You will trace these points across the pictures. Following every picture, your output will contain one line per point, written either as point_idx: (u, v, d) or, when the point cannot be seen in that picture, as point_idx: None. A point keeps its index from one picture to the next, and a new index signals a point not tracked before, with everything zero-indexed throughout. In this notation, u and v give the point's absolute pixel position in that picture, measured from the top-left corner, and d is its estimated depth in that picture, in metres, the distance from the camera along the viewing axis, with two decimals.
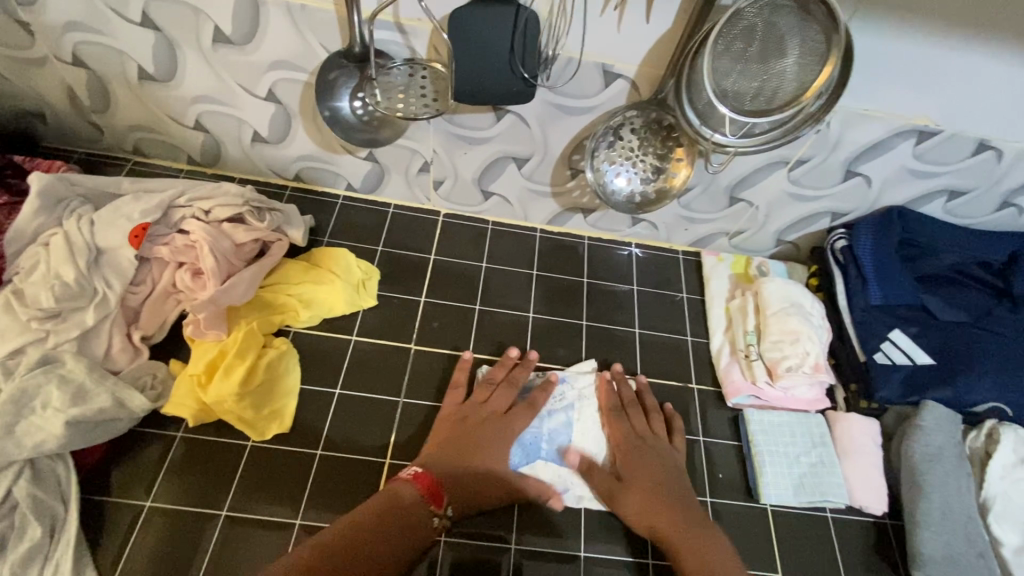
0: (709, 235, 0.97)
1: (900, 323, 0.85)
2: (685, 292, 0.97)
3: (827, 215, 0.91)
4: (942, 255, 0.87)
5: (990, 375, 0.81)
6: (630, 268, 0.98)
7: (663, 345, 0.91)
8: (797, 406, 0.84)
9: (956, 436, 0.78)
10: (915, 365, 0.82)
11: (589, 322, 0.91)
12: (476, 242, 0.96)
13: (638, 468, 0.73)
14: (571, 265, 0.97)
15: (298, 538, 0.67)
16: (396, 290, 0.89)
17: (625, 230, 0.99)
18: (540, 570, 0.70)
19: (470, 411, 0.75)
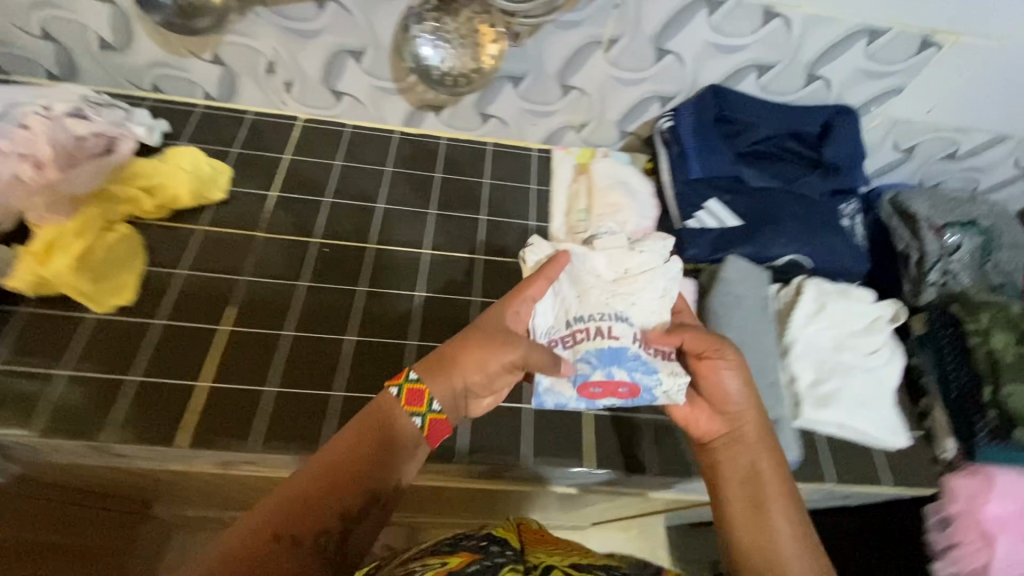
0: (557, 129, 1.04)
1: (716, 193, 0.92)
2: (535, 183, 1.02)
3: (656, 100, 0.97)
4: (758, 129, 0.94)
5: (792, 230, 0.88)
6: (483, 163, 1.04)
7: (506, 227, 0.97)
8: None
9: (757, 286, 0.86)
10: (725, 227, 0.89)
11: (437, 211, 0.97)
12: (333, 144, 1.01)
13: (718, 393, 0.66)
14: (426, 161, 1.02)
15: (132, 393, 0.74)
16: (249, 186, 0.94)
17: (478, 129, 1.04)
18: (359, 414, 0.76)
19: (496, 328, 0.65)
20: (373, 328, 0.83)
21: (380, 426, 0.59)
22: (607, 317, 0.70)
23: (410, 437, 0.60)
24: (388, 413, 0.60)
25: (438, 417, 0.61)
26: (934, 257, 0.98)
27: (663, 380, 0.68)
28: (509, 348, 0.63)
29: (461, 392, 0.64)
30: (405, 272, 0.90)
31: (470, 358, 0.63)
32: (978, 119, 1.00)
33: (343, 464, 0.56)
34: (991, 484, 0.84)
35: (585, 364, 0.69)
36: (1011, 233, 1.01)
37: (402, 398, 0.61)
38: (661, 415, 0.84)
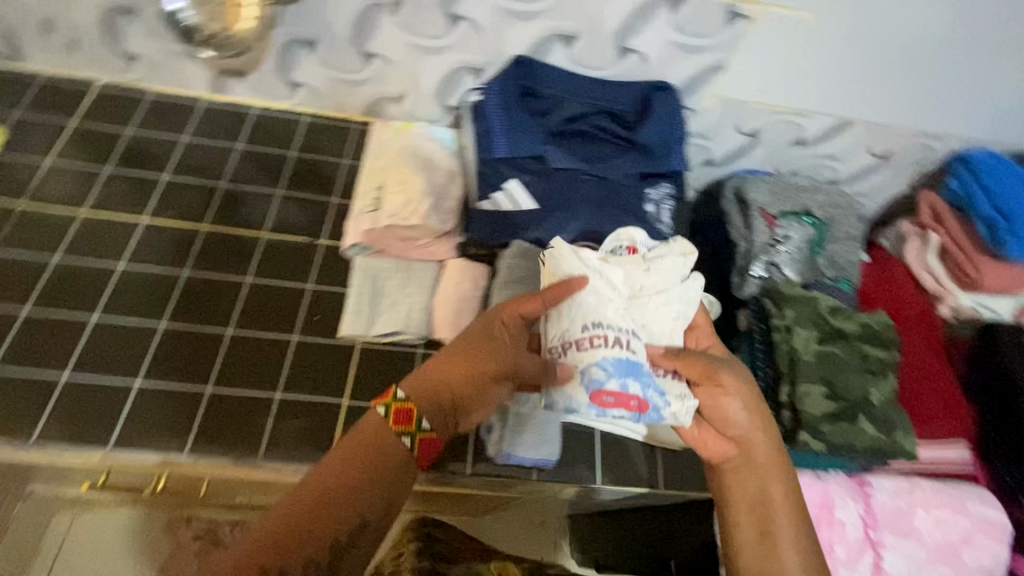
0: (375, 101, 0.97)
1: (518, 173, 0.86)
2: (345, 158, 0.97)
3: (467, 71, 0.90)
4: (569, 106, 0.88)
5: (585, 213, 0.83)
6: (295, 136, 0.98)
7: (302, 204, 0.92)
8: (408, 254, 0.85)
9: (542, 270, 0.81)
10: (518, 210, 0.84)
11: (228, 185, 0.92)
12: (131, 110, 0.95)
13: (720, 418, 0.62)
14: (230, 132, 0.97)
15: None
16: (23, 151, 0.89)
17: (291, 99, 0.98)
18: (83, 397, 0.72)
19: (486, 339, 0.60)
20: (124, 308, 0.79)
21: (370, 447, 0.56)
22: (626, 328, 0.58)
23: (398, 459, 0.56)
24: (367, 432, 0.56)
25: (428, 436, 0.58)
26: (761, 250, 0.93)
27: (672, 401, 0.59)
28: (494, 357, 0.59)
29: (451, 409, 0.59)
30: (177, 248, 0.85)
31: (454, 373, 0.59)
32: (815, 101, 0.94)
33: (321, 484, 0.53)
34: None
35: (599, 370, 0.56)
36: (845, 223, 0.96)
37: (392, 420, 0.57)
38: None
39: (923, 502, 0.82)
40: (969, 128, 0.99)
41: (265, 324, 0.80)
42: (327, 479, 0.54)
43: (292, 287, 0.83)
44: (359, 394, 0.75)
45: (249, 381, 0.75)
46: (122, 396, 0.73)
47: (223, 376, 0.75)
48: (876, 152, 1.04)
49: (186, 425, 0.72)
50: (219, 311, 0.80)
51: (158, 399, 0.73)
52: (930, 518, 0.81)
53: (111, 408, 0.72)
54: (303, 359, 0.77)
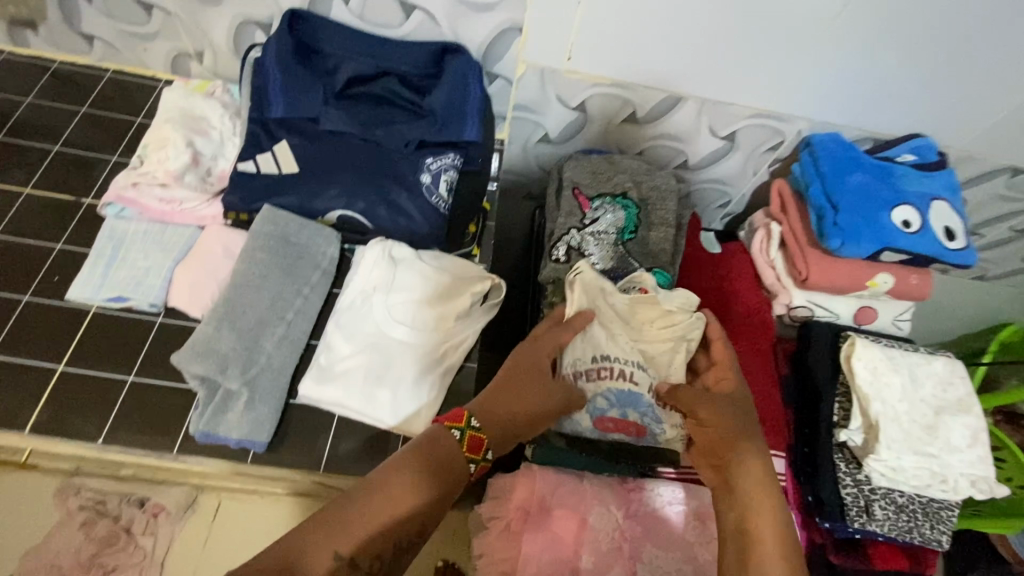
0: (174, 58, 0.93)
1: (288, 135, 0.80)
2: (141, 117, 0.93)
3: (252, 25, 0.85)
4: (346, 64, 0.81)
5: (345, 180, 0.78)
6: (93, 91, 0.94)
7: (79, 161, 0.88)
8: (165, 216, 0.80)
9: (290, 236, 0.76)
10: (279, 174, 0.78)
11: (4, 137, 0.88)
12: None
13: (710, 435, 0.65)
14: (22, 84, 0.93)
15: None
16: None
17: (92, 53, 0.95)
18: None
19: (538, 364, 0.67)
20: None
21: (446, 455, 0.57)
22: (631, 363, 0.75)
23: (459, 473, 0.58)
24: (440, 446, 0.58)
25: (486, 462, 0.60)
26: (564, 233, 0.85)
27: (665, 429, 0.75)
28: (537, 388, 0.65)
29: (516, 427, 0.62)
30: None
31: (513, 407, 0.63)
32: (633, 72, 0.86)
33: (396, 485, 0.54)
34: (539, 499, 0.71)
35: (603, 400, 0.74)
36: (663, 210, 0.88)
37: (464, 445, 0.59)
38: (151, 377, 0.72)
39: (695, 515, 0.73)
40: (816, 109, 0.90)
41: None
42: (417, 481, 0.55)
43: (39, 246, 0.80)
44: (78, 361, 0.72)
45: None
46: None
47: None
48: (722, 134, 0.95)
49: None
50: None
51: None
52: (698, 535, 0.71)
53: None
54: (28, 320, 0.74)
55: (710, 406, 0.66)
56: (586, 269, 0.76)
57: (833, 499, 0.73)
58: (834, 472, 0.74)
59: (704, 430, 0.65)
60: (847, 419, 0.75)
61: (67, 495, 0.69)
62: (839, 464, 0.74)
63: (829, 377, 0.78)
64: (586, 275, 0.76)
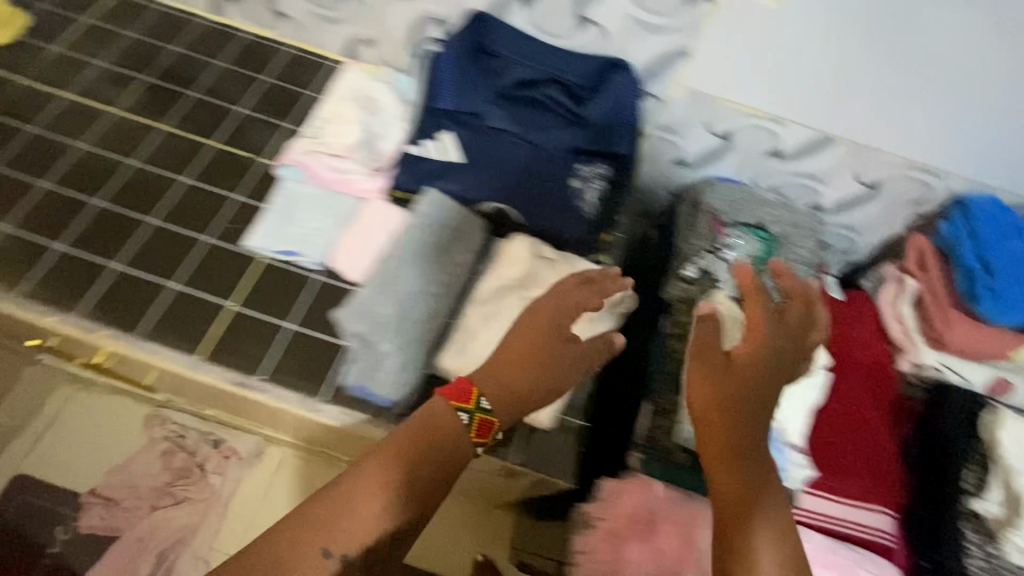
0: (350, 42, 1.01)
1: (455, 126, 0.86)
2: (310, 90, 1.01)
3: (430, 22, 0.92)
4: (517, 68, 0.87)
5: (504, 176, 0.82)
6: (272, 62, 1.03)
7: (257, 124, 0.96)
8: (331, 185, 0.87)
9: (447, 219, 0.79)
10: (444, 161, 0.84)
11: (196, 94, 0.98)
12: (137, 16, 1.04)
13: (707, 419, 0.51)
14: (213, 48, 1.02)
15: None
16: (37, 36, 0.99)
17: (277, 29, 1.03)
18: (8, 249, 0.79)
19: (560, 333, 0.64)
20: (71, 180, 0.85)
21: (431, 434, 0.55)
22: None
23: (464, 453, 0.56)
24: (436, 427, 0.56)
25: (487, 421, 0.58)
26: (694, 256, 0.87)
27: (791, 470, 0.71)
28: (564, 354, 0.63)
29: (527, 397, 0.61)
30: (130, 137, 0.91)
31: (532, 380, 0.61)
32: (788, 105, 0.87)
33: (395, 474, 0.53)
34: (653, 509, 0.72)
35: None
36: (801, 247, 0.88)
37: (472, 429, 0.57)
38: (307, 329, 0.78)
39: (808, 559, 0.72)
40: (975, 168, 0.88)
41: (183, 220, 0.84)
42: (417, 463, 0.54)
43: (216, 195, 0.87)
44: (245, 303, 0.79)
45: (151, 266, 0.80)
46: (37, 253, 0.79)
47: (135, 259, 0.80)
48: (866, 180, 0.93)
49: (83, 292, 0.78)
50: (147, 200, 0.85)
51: (70, 263, 0.79)
52: None
53: (30, 263, 0.79)
54: (205, 260, 0.81)
55: (706, 383, 0.53)
56: (723, 299, 0.78)
57: (954, 567, 0.71)
58: (960, 541, 0.72)
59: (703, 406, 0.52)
60: (982, 489, 0.73)
61: (155, 425, 0.85)
62: (967, 534, 0.72)
63: (965, 444, 0.76)
64: (724, 306, 0.77)
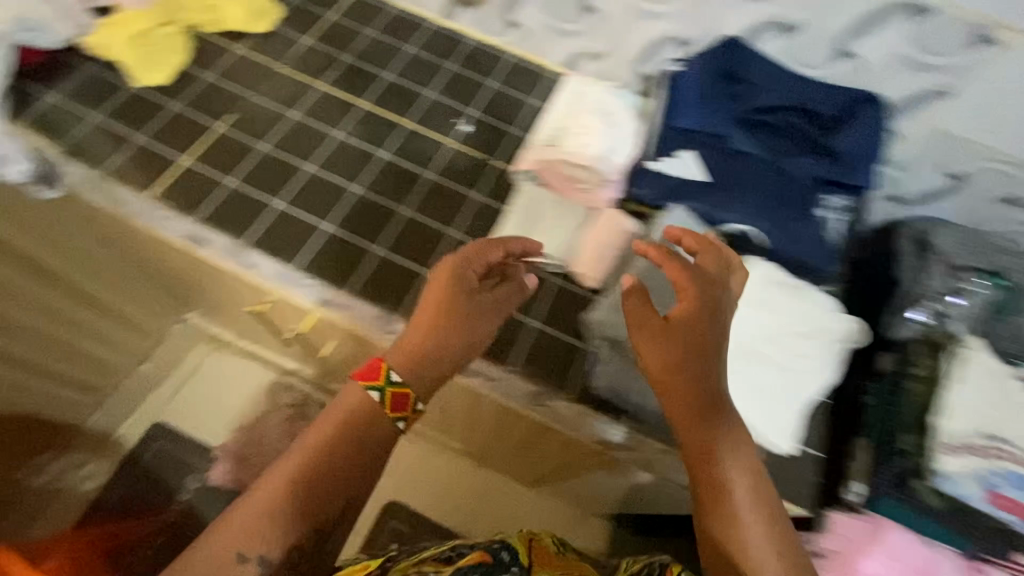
0: (576, 54, 1.04)
1: (695, 146, 0.89)
2: (531, 98, 1.04)
3: (670, 43, 0.96)
4: (764, 93, 0.88)
5: (749, 199, 0.84)
6: (496, 67, 1.06)
7: (488, 127, 1.01)
8: (568, 194, 0.91)
9: (693, 236, 0.82)
10: (687, 180, 0.87)
11: (431, 94, 1.03)
12: (373, 15, 1.10)
13: (680, 390, 0.61)
14: (443, 51, 1.07)
15: (136, 151, 0.90)
16: (288, 28, 1.06)
17: (503, 36, 1.08)
18: (288, 227, 0.88)
19: (456, 298, 0.69)
20: (331, 167, 0.93)
21: (365, 417, 0.63)
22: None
23: (371, 414, 0.63)
24: (360, 410, 0.63)
25: (399, 391, 0.65)
26: (929, 296, 0.86)
27: None
28: (456, 298, 0.69)
29: (440, 361, 0.68)
30: (378, 132, 0.98)
31: (450, 340, 0.68)
32: None
33: (311, 464, 0.60)
34: (876, 538, 0.75)
35: (995, 475, 0.75)
36: None
37: (387, 402, 0.64)
38: (553, 327, 0.84)
39: None
40: None
41: (434, 215, 0.91)
42: (338, 456, 0.61)
43: (458, 193, 0.93)
44: None
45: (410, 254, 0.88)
46: (310, 232, 0.88)
47: (394, 245, 0.88)
48: None
49: (352, 273, 0.86)
50: (400, 192, 0.93)
51: (338, 244, 0.88)
52: None
53: (306, 241, 0.87)
54: (456, 253, 0.88)
55: (652, 350, 0.62)
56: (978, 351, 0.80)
57: None
58: None
59: (683, 374, 0.61)
60: None
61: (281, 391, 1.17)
62: None
63: None
64: (975, 358, 0.80)
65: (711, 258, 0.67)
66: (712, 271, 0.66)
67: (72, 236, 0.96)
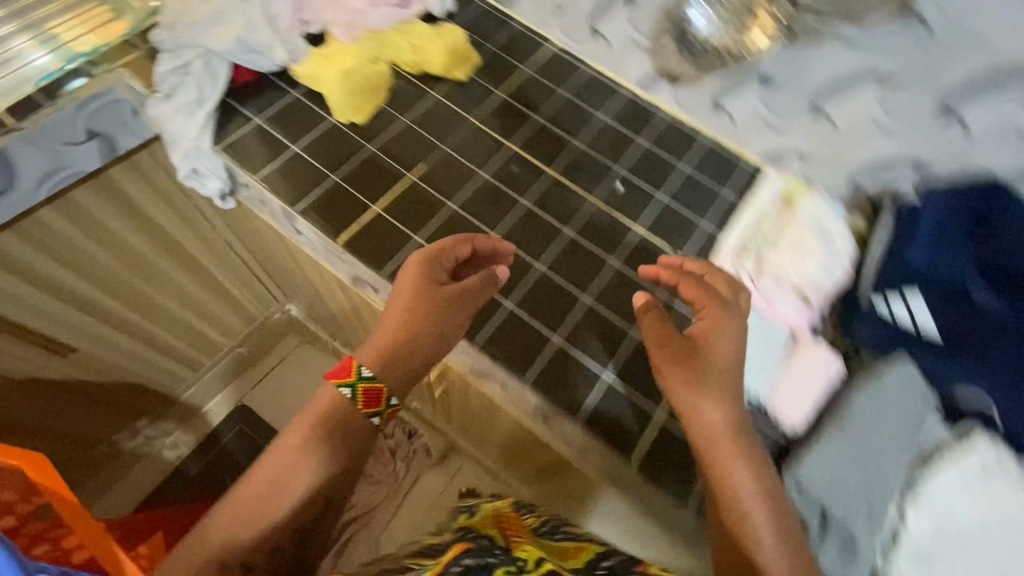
0: (783, 151, 0.95)
1: (931, 293, 0.79)
2: (728, 191, 0.96)
3: (907, 163, 0.87)
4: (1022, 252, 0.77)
5: (992, 368, 0.75)
6: (691, 150, 0.99)
7: (678, 218, 0.94)
8: (771, 316, 0.82)
9: (919, 403, 0.75)
10: (917, 333, 0.78)
11: (621, 171, 0.98)
12: (568, 74, 1.06)
13: (679, 392, 0.69)
14: (637, 125, 1.02)
15: (327, 188, 0.89)
16: (484, 79, 1.04)
17: (703, 117, 1.00)
18: None
19: (434, 291, 0.78)
20: (515, 237, 0.90)
21: (341, 414, 0.75)
22: None
23: (356, 405, 0.75)
24: (334, 404, 0.75)
25: (377, 380, 0.75)
26: None
27: None
28: (431, 290, 0.78)
29: (413, 341, 0.76)
30: (566, 207, 0.93)
31: (397, 322, 0.77)
32: None
33: (301, 455, 0.72)
34: None
35: None
36: None
37: (362, 395, 0.75)
38: None
39: None
40: None
41: (617, 311, 0.86)
42: (321, 447, 0.73)
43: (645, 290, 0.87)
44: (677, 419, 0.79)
45: (589, 351, 0.83)
46: (491, 308, 0.85)
47: (571, 334, 0.84)
48: None
49: (528, 361, 0.82)
50: (584, 278, 0.88)
51: (515, 325, 0.84)
52: None
53: (484, 316, 0.85)
54: (636, 360, 0.83)
55: (666, 356, 0.71)
56: None
57: None
58: None
59: (675, 374, 0.69)
60: None
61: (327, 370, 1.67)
62: None
63: None
64: None
65: (722, 278, 0.77)
66: (725, 295, 0.75)
67: (259, 233, 1.11)
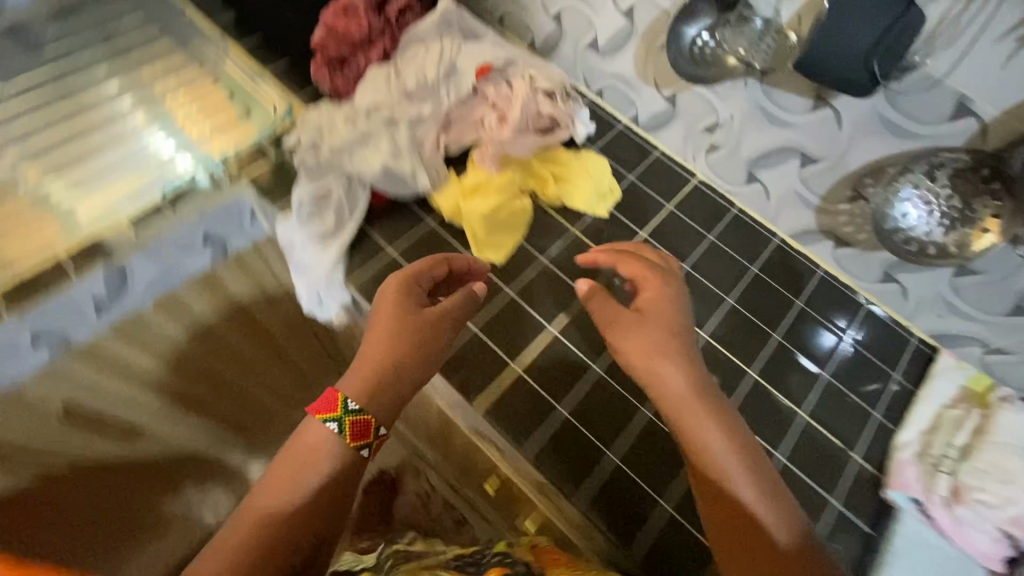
0: (964, 335, 0.86)
1: None
2: (899, 376, 0.87)
3: None
4: None
5: None
6: (853, 318, 0.91)
7: (848, 407, 0.83)
8: (964, 547, 0.74)
9: None
10: None
11: (780, 339, 0.87)
12: (715, 215, 0.98)
13: (649, 378, 0.62)
14: (793, 282, 0.92)
15: (463, 341, 0.81)
16: (625, 214, 0.96)
17: (869, 283, 0.91)
18: (617, 494, 0.73)
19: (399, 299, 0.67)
20: None
21: (318, 457, 0.59)
22: None
23: (336, 450, 0.59)
24: (318, 446, 0.59)
25: (358, 416, 0.60)
26: None
27: None
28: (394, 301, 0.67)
29: (381, 362, 0.63)
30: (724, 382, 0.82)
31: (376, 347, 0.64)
32: None
33: (275, 523, 0.55)
34: None
35: None
36: None
37: (348, 433, 0.60)
38: None
39: None
40: None
41: None
42: (293, 504, 0.56)
43: (823, 496, 0.75)
44: None
45: None
46: (645, 510, 0.72)
47: None
48: None
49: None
50: None
51: (675, 535, 0.71)
52: None
53: (639, 513, 0.72)
54: None
55: (632, 344, 0.63)
56: None
57: None
58: None
59: (658, 378, 0.61)
60: None
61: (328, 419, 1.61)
62: None
63: None
64: None
65: (651, 248, 0.75)
66: (662, 262, 0.72)
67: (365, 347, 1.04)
